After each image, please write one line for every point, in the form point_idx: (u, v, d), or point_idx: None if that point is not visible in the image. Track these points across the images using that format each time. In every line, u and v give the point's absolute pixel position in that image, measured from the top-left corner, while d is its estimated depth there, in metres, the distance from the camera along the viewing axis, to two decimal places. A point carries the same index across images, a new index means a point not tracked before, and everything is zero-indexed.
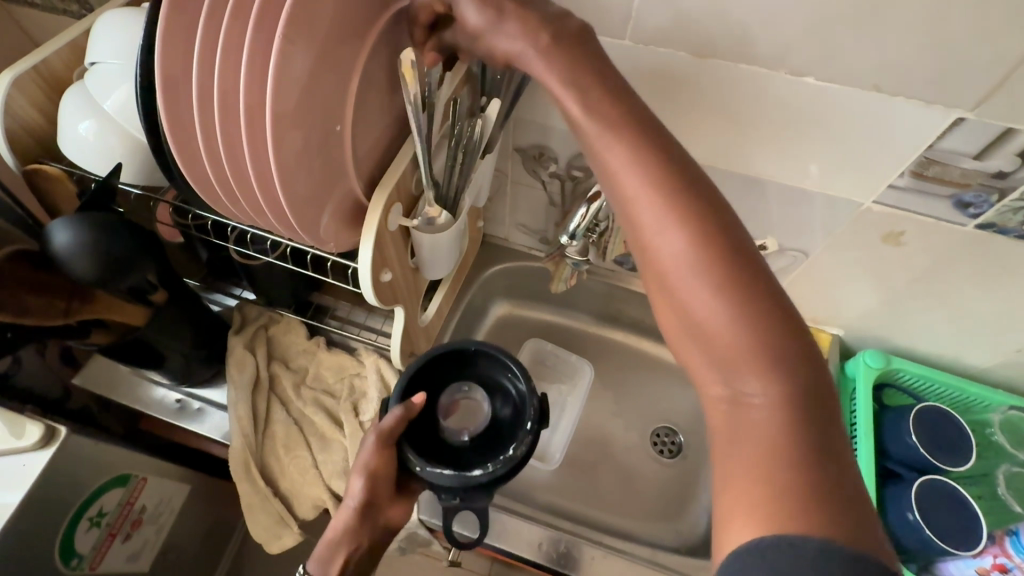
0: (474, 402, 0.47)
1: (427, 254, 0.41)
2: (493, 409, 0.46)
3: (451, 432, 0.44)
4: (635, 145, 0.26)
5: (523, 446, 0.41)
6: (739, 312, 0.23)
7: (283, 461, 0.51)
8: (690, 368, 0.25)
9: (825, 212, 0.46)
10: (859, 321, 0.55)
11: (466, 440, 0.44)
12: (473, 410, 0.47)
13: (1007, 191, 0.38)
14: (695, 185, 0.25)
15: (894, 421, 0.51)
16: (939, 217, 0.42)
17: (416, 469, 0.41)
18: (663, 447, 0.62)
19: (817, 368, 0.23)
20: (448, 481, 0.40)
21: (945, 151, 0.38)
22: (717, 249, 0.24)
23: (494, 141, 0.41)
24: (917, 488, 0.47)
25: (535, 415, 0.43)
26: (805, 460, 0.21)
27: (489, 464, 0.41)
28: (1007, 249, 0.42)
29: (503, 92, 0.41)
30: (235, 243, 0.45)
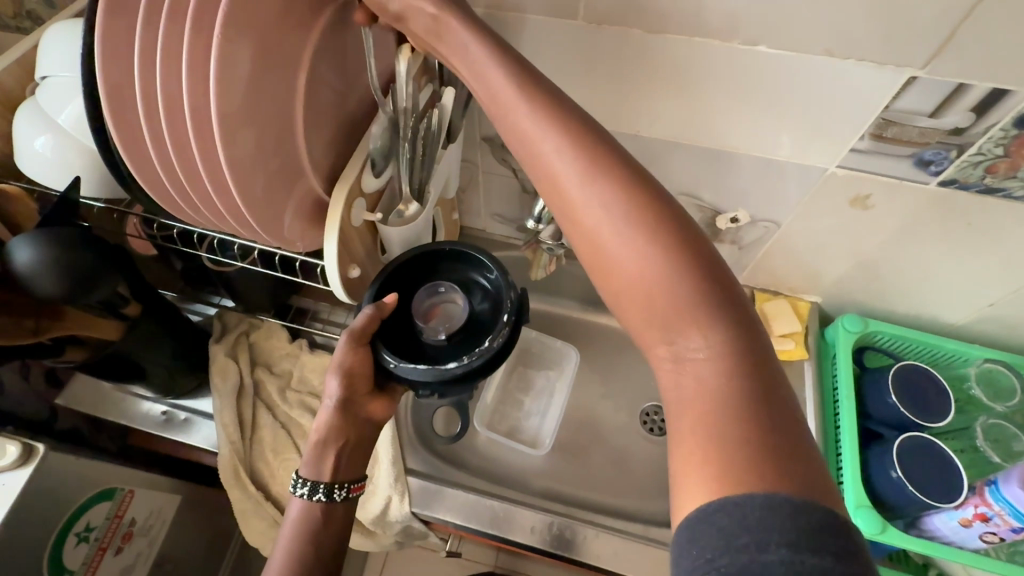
0: (451, 302, 0.46)
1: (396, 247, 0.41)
2: (471, 305, 0.46)
3: (428, 332, 0.44)
4: (558, 120, 0.28)
5: (500, 338, 0.42)
6: (668, 268, 0.25)
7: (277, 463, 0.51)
8: (636, 331, 0.26)
9: (791, 180, 0.46)
10: (836, 287, 0.56)
11: (443, 338, 0.44)
12: (454, 312, 0.46)
13: (965, 147, 0.39)
14: (616, 154, 0.27)
15: (873, 383, 0.52)
16: (901, 177, 0.42)
17: (391, 368, 0.41)
18: (653, 425, 0.63)
19: (745, 316, 0.25)
20: (423, 376, 0.41)
21: (901, 112, 0.38)
22: (643, 214, 0.26)
23: (455, 129, 0.41)
24: (899, 446, 0.48)
25: (513, 307, 0.43)
26: (747, 410, 0.23)
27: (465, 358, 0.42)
28: (971, 205, 0.43)
29: (460, 81, 0.41)
30: (205, 252, 0.45)
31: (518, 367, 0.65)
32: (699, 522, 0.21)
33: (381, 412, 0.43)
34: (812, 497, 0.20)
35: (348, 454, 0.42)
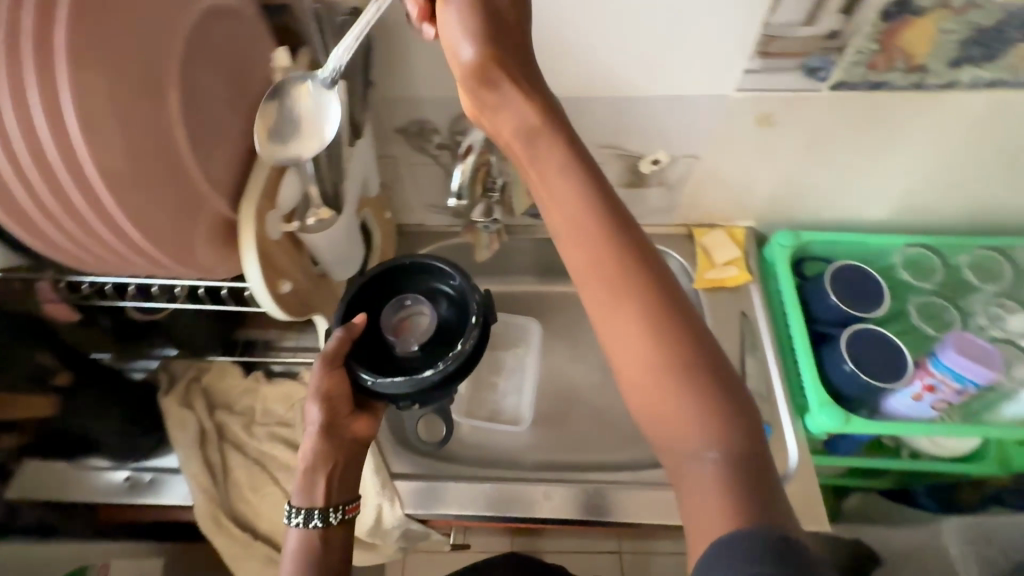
0: (418, 313, 0.47)
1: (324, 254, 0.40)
2: (437, 312, 0.46)
3: (400, 345, 0.45)
4: (591, 226, 0.29)
5: (472, 340, 0.43)
6: (681, 376, 0.27)
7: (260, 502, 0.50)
8: (651, 428, 0.29)
9: (698, 110, 0.48)
10: (765, 207, 0.58)
11: (415, 348, 0.45)
12: (422, 323, 0.47)
13: (844, 48, 0.41)
14: (645, 263, 0.29)
15: (814, 288, 0.55)
16: (796, 88, 0.45)
17: (369, 383, 0.42)
18: None
19: (747, 413, 0.28)
20: (401, 388, 0.42)
21: (778, 25, 0.40)
22: (664, 322, 0.28)
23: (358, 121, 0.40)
24: (846, 341, 0.51)
25: (481, 310, 0.44)
26: (741, 494, 0.26)
27: (439, 364, 0.42)
28: (865, 101, 0.46)
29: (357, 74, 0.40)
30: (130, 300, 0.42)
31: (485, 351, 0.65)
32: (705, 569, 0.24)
33: (362, 428, 0.44)
34: (764, 529, 0.24)
35: (338, 476, 0.42)
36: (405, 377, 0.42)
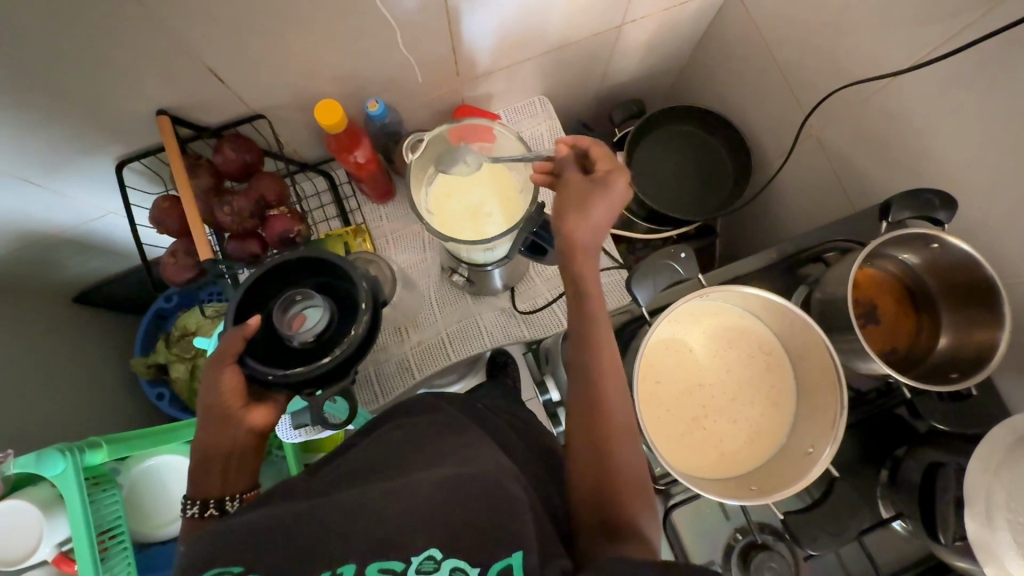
0: (299, 312, 0.65)
1: (305, 326, 0.64)
2: (316, 305, 0.65)
3: (290, 339, 0.63)
4: (742, 430, 0.66)
5: (364, 319, 0.65)
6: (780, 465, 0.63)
7: (214, 395, 0.60)
8: (724, 484, 0.61)
9: (679, 309, 0.63)
10: (719, 402, 0.67)
11: (299, 341, 0.62)
12: (301, 320, 0.64)
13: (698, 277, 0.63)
14: (781, 434, 0.65)
15: (721, 425, 0.66)
16: (747, 290, 0.60)
17: (270, 377, 0.60)
18: (311, 311, 0.65)
19: (782, 470, 0.62)
20: (303, 376, 0.61)
21: (721, 304, 0.68)
22: (774, 468, 0.63)
23: (366, 309, 0.66)
24: (705, 461, 0.64)
25: (366, 295, 0.66)
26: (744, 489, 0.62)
27: (336, 352, 0.63)
28: (779, 306, 0.63)
29: (361, 329, 0.65)
30: (223, 465, 0.60)
31: (340, 332, 0.65)
32: (708, 485, 0.60)
33: (258, 415, 0.62)
34: (789, 459, 0.62)
35: (232, 466, 0.61)
36: (305, 369, 0.61)
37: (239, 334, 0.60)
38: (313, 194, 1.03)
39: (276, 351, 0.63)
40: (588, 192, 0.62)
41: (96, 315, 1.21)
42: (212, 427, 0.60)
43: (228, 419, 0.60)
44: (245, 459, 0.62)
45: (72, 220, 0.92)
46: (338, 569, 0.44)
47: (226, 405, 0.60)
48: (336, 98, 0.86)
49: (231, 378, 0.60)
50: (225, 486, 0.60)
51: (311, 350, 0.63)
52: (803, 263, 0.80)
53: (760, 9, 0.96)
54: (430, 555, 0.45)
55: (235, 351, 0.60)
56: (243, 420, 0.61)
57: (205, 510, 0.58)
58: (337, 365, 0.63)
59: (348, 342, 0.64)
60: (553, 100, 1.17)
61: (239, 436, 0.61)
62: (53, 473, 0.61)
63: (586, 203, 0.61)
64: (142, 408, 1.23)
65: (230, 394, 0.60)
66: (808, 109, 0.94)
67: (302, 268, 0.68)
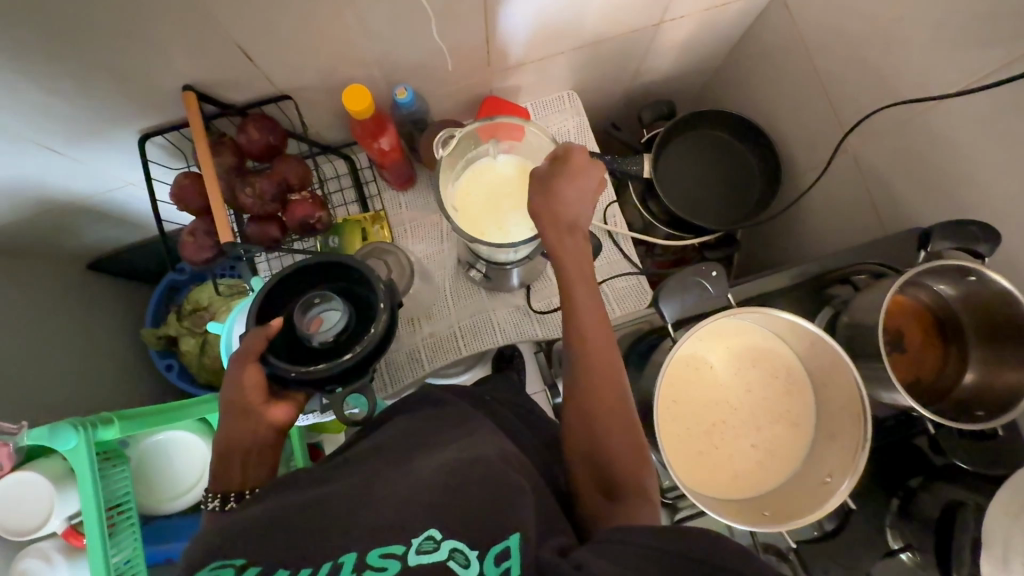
0: (317, 314, 0.64)
1: (324, 327, 0.62)
2: (333, 308, 0.63)
3: (311, 341, 0.62)
4: (757, 453, 0.65)
5: (382, 319, 0.63)
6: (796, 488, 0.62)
7: (235, 389, 0.60)
8: (738, 509, 0.60)
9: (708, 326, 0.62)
10: (736, 422, 0.66)
11: (317, 344, 0.62)
12: (318, 323, 0.63)
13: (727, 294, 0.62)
14: (797, 458, 0.64)
15: (736, 447, 0.65)
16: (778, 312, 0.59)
17: (293, 375, 0.60)
18: (327, 314, 0.63)
19: (802, 494, 0.61)
20: (324, 373, 0.60)
21: (746, 324, 0.67)
22: (792, 493, 0.62)
23: (384, 310, 0.64)
24: (719, 484, 0.63)
25: (384, 294, 0.65)
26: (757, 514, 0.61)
27: (355, 349, 0.62)
28: (804, 331, 0.62)
29: (379, 330, 0.63)
30: (242, 459, 0.60)
31: (358, 333, 0.63)
32: (722, 509, 0.59)
33: (278, 413, 0.61)
34: (806, 484, 0.62)
35: (251, 463, 0.60)
36: (326, 367, 0.60)
37: (260, 335, 0.60)
38: (333, 177, 1.01)
39: (298, 351, 0.63)
40: (550, 172, 0.62)
41: (109, 283, 1.21)
42: (234, 421, 0.60)
43: (248, 413, 0.60)
44: (264, 453, 0.61)
45: (91, 189, 0.91)
46: (339, 560, 0.41)
47: (246, 400, 0.60)
48: (365, 82, 0.84)
49: (253, 374, 0.61)
50: (244, 480, 0.59)
51: (333, 349, 0.62)
52: (829, 283, 0.79)
53: (805, 17, 0.93)
54: (429, 536, 0.42)
55: (256, 350, 0.60)
56: (263, 415, 0.60)
57: (227, 503, 0.56)
58: (358, 363, 0.62)
59: (367, 341, 0.62)
60: (582, 95, 1.14)
61: (259, 430, 0.60)
62: (65, 448, 0.61)
63: (556, 186, 0.61)
64: (149, 378, 1.24)
65: (252, 390, 0.60)
66: (846, 124, 0.92)
67: (322, 267, 0.67)
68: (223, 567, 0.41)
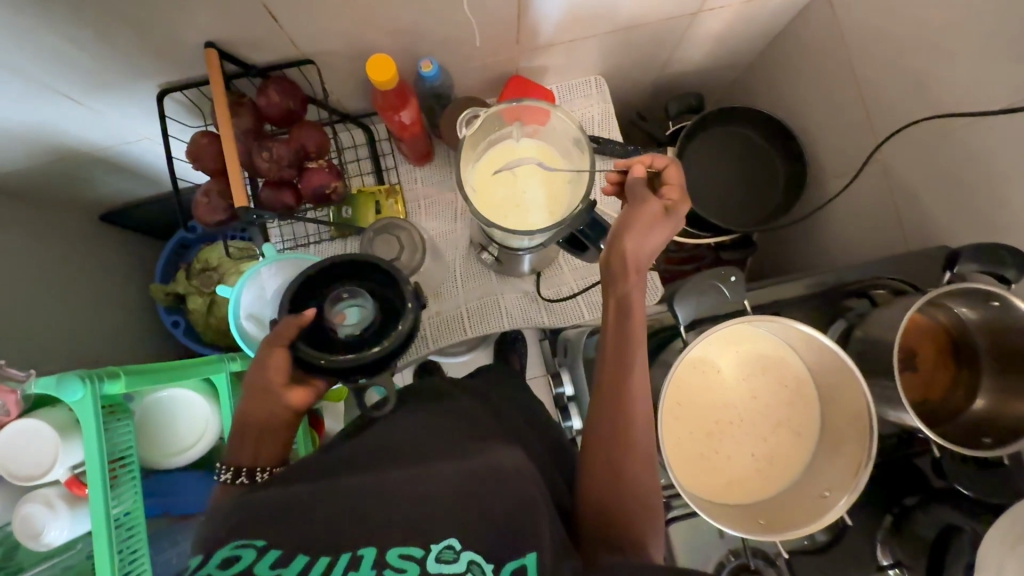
0: (345, 308, 0.64)
1: (351, 321, 0.63)
2: (362, 304, 0.64)
3: (340, 334, 0.62)
4: (757, 461, 0.64)
5: (409, 318, 0.63)
6: (793, 499, 0.62)
7: (259, 370, 0.60)
8: (733, 515, 0.60)
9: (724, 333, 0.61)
10: (740, 428, 0.65)
11: (346, 336, 0.62)
12: (345, 317, 0.63)
13: (743, 300, 0.60)
14: (796, 468, 0.64)
15: (737, 454, 0.64)
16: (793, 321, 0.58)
17: (321, 363, 0.59)
18: (355, 310, 0.64)
19: (799, 507, 0.61)
20: (352, 364, 0.60)
21: (757, 331, 0.66)
22: (788, 504, 0.62)
23: (412, 310, 0.64)
24: (716, 489, 0.63)
25: (412, 295, 0.65)
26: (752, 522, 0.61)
27: (383, 345, 0.62)
28: (817, 344, 0.61)
29: (406, 328, 0.63)
30: (254, 436, 0.59)
31: (385, 329, 0.64)
32: (718, 514, 0.59)
33: (295, 397, 0.59)
34: (805, 496, 0.62)
35: (262, 444, 0.59)
36: (354, 359, 0.60)
37: (294, 320, 0.60)
38: (350, 146, 1.00)
39: (324, 341, 0.62)
40: (650, 208, 0.59)
41: (120, 236, 1.20)
42: (254, 401, 0.59)
43: (268, 395, 0.59)
44: (284, 435, 0.61)
45: (107, 140, 0.90)
46: (359, 551, 0.41)
47: (267, 381, 0.58)
48: (390, 52, 0.82)
49: (278, 356, 0.59)
50: (256, 456, 0.59)
51: (359, 341, 0.63)
52: (846, 295, 0.77)
53: (847, 18, 0.89)
54: (450, 545, 0.42)
55: (287, 335, 0.60)
56: (281, 398, 0.59)
57: (238, 479, 0.56)
58: (384, 357, 0.62)
59: (395, 339, 0.62)
60: (609, 81, 1.11)
61: (275, 412, 0.59)
62: (72, 399, 0.62)
63: (646, 224, 0.59)
64: (155, 334, 1.25)
65: (275, 372, 0.59)
66: (880, 133, 0.89)
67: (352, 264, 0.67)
68: (245, 546, 0.41)
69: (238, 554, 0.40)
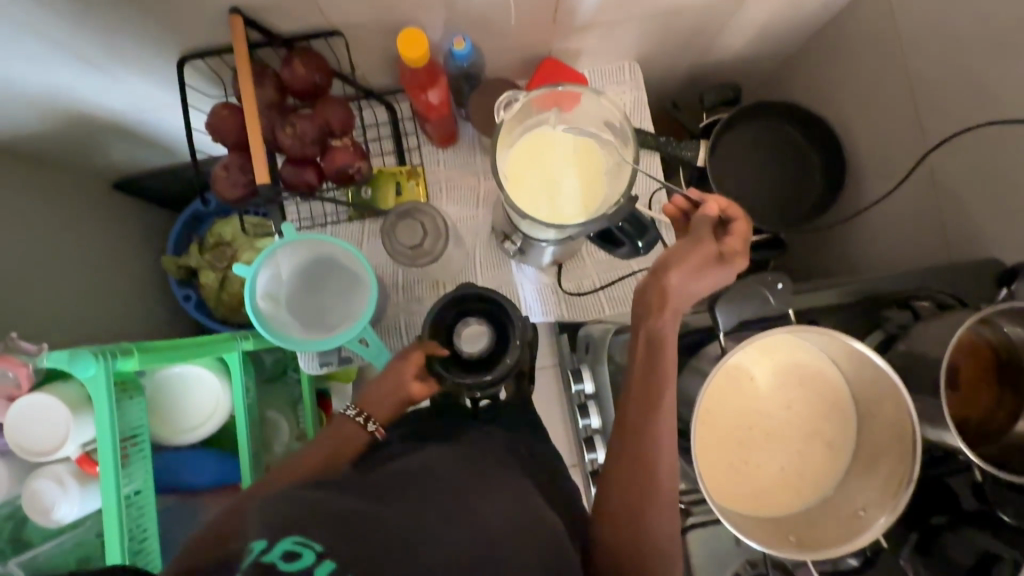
0: (473, 332, 0.71)
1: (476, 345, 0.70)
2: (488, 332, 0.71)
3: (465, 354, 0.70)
4: (788, 476, 0.62)
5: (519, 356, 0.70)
6: (823, 518, 0.60)
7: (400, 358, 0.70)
8: (763, 532, 0.58)
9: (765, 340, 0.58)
10: (772, 441, 0.63)
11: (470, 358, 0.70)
12: (471, 340, 0.71)
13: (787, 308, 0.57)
14: (827, 484, 0.62)
15: (767, 467, 0.62)
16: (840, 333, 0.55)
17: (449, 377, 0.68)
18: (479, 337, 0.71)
19: (831, 527, 0.59)
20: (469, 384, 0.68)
21: (797, 340, 0.63)
22: (819, 523, 0.60)
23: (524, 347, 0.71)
24: (745, 503, 0.61)
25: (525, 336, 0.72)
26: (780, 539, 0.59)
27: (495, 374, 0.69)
28: (862, 358, 0.58)
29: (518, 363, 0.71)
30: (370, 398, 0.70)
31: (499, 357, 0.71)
32: (748, 531, 0.57)
33: (416, 389, 0.69)
34: (837, 515, 0.60)
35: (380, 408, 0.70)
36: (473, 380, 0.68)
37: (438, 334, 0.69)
38: (372, 124, 0.96)
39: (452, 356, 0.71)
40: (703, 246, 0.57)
41: (132, 205, 1.18)
42: (387, 379, 0.70)
43: (398, 380, 0.69)
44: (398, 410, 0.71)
45: (124, 107, 0.88)
46: None
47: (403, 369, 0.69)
48: (421, 26, 0.78)
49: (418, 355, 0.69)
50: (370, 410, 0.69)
51: (477, 364, 0.71)
52: (886, 306, 0.73)
53: (903, 12, 0.84)
54: None
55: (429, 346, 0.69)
56: (408, 386, 0.69)
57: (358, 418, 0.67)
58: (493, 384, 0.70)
59: (506, 371, 0.69)
60: (644, 67, 1.07)
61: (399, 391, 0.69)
62: (84, 375, 0.60)
63: (694, 262, 0.56)
64: (166, 306, 1.23)
65: (412, 367, 0.69)
66: (929, 136, 0.84)
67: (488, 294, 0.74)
68: (305, 544, 0.37)
69: (298, 549, 0.36)
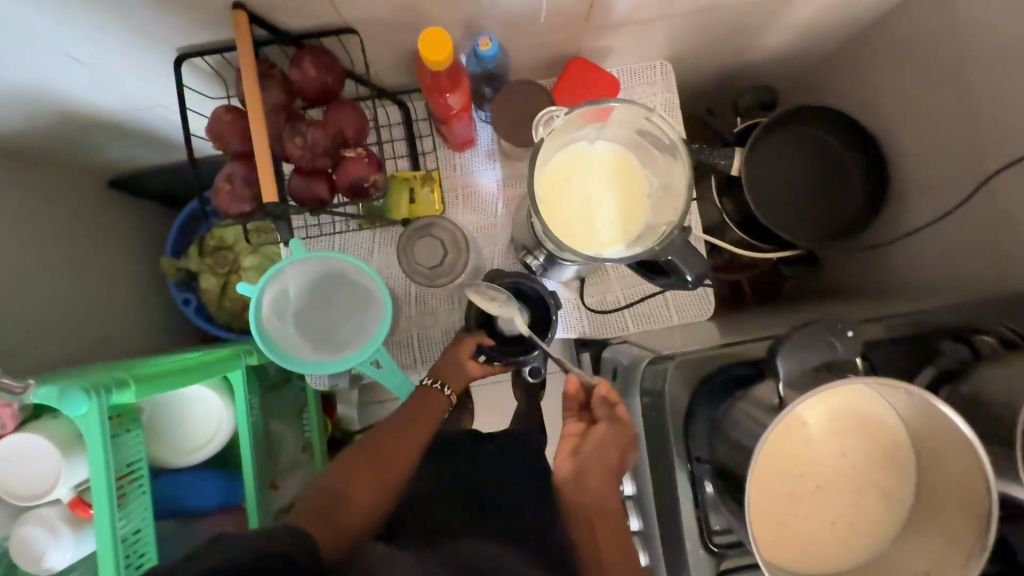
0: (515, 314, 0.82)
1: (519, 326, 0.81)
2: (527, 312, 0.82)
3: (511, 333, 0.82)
4: (843, 530, 0.57)
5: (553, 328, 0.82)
6: None
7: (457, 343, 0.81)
8: None
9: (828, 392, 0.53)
10: (825, 492, 0.58)
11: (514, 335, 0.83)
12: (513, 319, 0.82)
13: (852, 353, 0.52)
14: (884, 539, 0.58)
15: (821, 520, 0.58)
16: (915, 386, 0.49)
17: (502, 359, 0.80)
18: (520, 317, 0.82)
19: None
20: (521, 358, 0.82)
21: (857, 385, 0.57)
22: None
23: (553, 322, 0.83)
24: (796, 559, 0.56)
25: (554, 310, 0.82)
26: None
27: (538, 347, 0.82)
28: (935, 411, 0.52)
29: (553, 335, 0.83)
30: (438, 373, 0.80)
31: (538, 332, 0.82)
32: None
33: (473, 369, 0.81)
34: None
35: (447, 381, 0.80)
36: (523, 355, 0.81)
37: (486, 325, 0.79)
38: (385, 124, 0.90)
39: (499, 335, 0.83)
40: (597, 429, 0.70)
41: (129, 203, 1.12)
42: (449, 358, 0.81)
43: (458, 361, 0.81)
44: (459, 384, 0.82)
45: (117, 105, 0.81)
46: None
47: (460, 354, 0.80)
48: (443, 24, 0.71)
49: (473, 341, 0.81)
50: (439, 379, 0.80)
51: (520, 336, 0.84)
52: (939, 337, 0.68)
53: (967, 15, 0.77)
54: None
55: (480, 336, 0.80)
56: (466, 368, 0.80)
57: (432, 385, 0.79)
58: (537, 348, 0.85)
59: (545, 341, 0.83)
60: (674, 66, 1.00)
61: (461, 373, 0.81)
62: (76, 413, 0.55)
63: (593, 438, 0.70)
64: (166, 309, 1.18)
65: (467, 351, 0.80)
66: (988, 152, 0.78)
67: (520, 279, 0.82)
68: None
69: None
